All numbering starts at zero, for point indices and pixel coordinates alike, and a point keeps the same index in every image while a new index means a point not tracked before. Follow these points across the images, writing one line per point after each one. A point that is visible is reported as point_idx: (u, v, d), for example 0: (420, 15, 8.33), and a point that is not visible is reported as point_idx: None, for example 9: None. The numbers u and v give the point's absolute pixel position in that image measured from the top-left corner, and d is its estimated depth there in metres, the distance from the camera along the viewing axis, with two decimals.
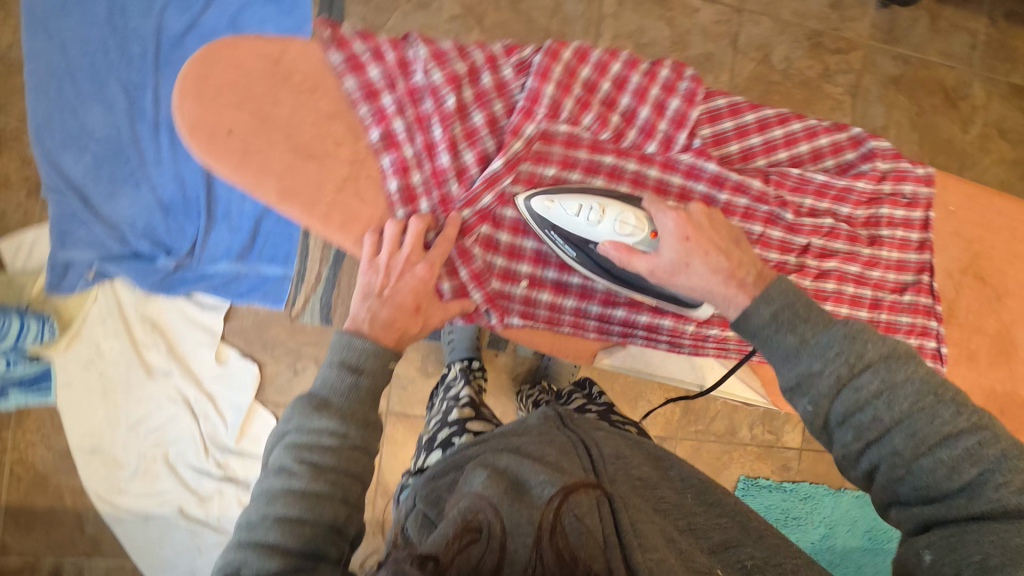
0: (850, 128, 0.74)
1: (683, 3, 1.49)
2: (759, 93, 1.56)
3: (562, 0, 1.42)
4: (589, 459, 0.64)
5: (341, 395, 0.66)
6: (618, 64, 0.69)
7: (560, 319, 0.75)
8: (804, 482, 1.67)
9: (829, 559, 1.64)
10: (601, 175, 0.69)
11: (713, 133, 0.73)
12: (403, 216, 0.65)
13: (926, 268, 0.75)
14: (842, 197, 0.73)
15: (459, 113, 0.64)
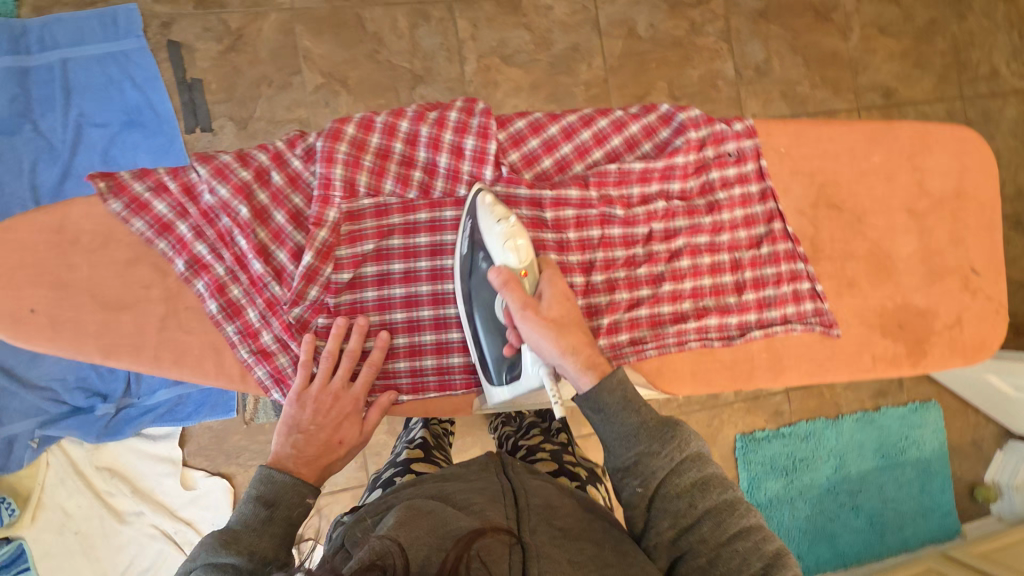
0: (656, 109, 0.80)
1: (535, 5, 1.51)
2: (637, 67, 1.57)
3: (418, 39, 1.44)
4: (515, 508, 0.64)
5: (251, 529, 0.65)
6: (405, 122, 0.77)
7: (425, 382, 0.78)
8: (801, 421, 1.67)
9: (848, 487, 1.68)
10: (422, 232, 0.78)
11: (521, 155, 0.79)
12: (234, 331, 0.73)
13: (753, 218, 0.82)
14: (668, 175, 0.80)
15: (257, 219, 0.73)
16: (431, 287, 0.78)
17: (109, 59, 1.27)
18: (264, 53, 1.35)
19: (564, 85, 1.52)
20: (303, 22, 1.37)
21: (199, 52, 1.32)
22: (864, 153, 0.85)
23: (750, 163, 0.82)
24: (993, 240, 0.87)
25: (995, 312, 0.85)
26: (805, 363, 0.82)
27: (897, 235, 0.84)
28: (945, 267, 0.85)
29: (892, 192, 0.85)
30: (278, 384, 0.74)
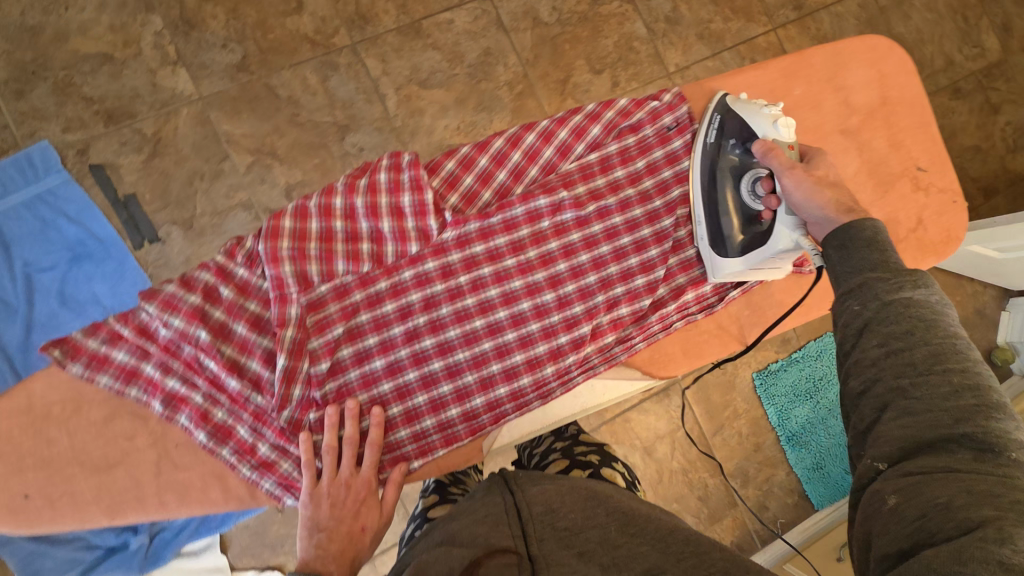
0: (579, 112, 0.81)
1: (436, 22, 1.50)
2: (553, 51, 1.57)
3: (333, 90, 1.43)
4: (519, 524, 0.67)
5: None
6: (338, 197, 0.75)
7: (429, 441, 0.79)
8: (811, 342, 1.66)
9: None
10: (385, 300, 0.77)
11: (460, 195, 0.80)
12: (231, 452, 0.74)
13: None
14: (608, 165, 0.84)
15: (219, 339, 0.72)
16: (410, 348, 0.79)
17: (38, 202, 1.25)
18: (188, 149, 1.34)
19: (488, 91, 1.52)
20: (217, 108, 1.36)
21: (124, 168, 1.31)
22: (784, 89, 0.85)
23: (679, 138, 0.85)
24: (930, 133, 0.88)
25: (952, 202, 0.87)
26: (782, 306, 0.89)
27: (839, 157, 0.85)
28: (893, 174, 0.86)
29: (823, 117, 0.86)
30: (287, 490, 0.75)
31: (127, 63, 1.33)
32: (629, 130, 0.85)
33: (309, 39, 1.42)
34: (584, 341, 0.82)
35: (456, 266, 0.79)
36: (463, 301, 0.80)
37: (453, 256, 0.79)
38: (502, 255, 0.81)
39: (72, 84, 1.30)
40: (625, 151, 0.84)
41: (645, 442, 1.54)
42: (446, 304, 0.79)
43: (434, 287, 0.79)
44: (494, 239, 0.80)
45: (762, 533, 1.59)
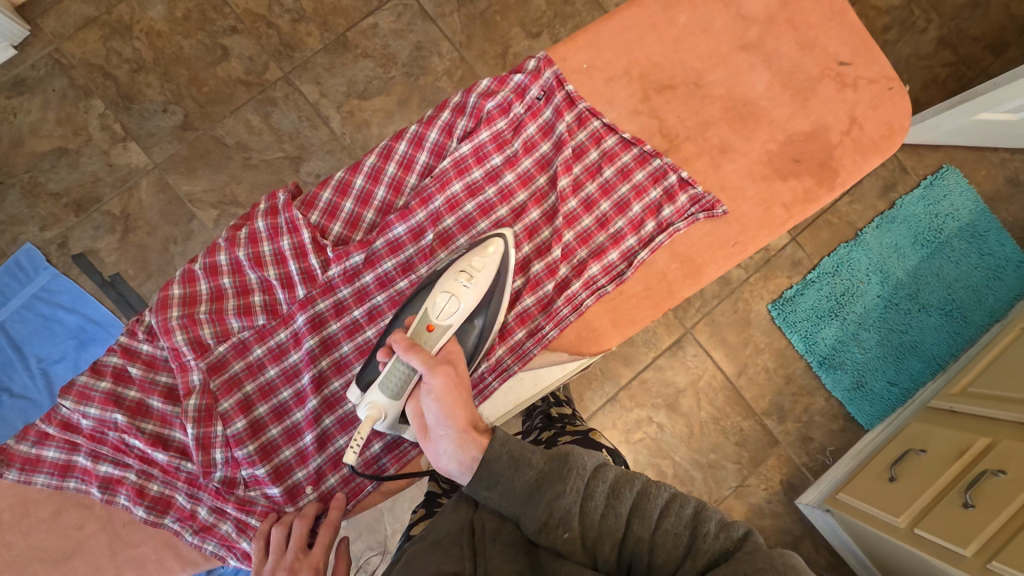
0: (443, 107, 0.78)
1: (360, 29, 1.47)
2: (486, 26, 1.51)
3: (276, 125, 1.43)
4: (470, 545, 0.60)
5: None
6: (222, 254, 0.76)
7: (361, 479, 0.78)
8: (824, 259, 1.57)
9: (905, 292, 1.57)
10: (287, 348, 0.77)
11: (343, 223, 0.78)
12: (173, 522, 0.74)
13: (580, 148, 0.81)
14: (484, 154, 0.78)
15: (138, 417, 0.73)
16: (320, 394, 0.77)
17: (35, 300, 1.32)
18: (157, 218, 1.38)
19: (429, 85, 1.48)
20: (173, 172, 1.39)
21: (103, 251, 1.36)
22: (669, 19, 0.83)
23: (549, 107, 0.81)
24: (846, 23, 0.83)
25: (888, 89, 0.82)
26: (720, 249, 0.80)
27: (747, 74, 0.83)
28: (813, 77, 0.82)
29: (717, 39, 0.83)
30: (230, 551, 0.75)
31: (81, 152, 1.37)
32: (499, 111, 0.78)
33: (242, 81, 1.43)
34: (506, 331, 0.79)
35: (348, 300, 0.77)
36: (363, 334, 0.78)
37: (343, 291, 0.77)
38: (393, 278, 0.78)
39: (38, 184, 1.36)
40: (500, 135, 0.79)
41: (668, 399, 1.50)
42: (346, 341, 0.78)
43: (330, 326, 0.77)
44: (382, 264, 0.77)
45: (811, 465, 1.52)
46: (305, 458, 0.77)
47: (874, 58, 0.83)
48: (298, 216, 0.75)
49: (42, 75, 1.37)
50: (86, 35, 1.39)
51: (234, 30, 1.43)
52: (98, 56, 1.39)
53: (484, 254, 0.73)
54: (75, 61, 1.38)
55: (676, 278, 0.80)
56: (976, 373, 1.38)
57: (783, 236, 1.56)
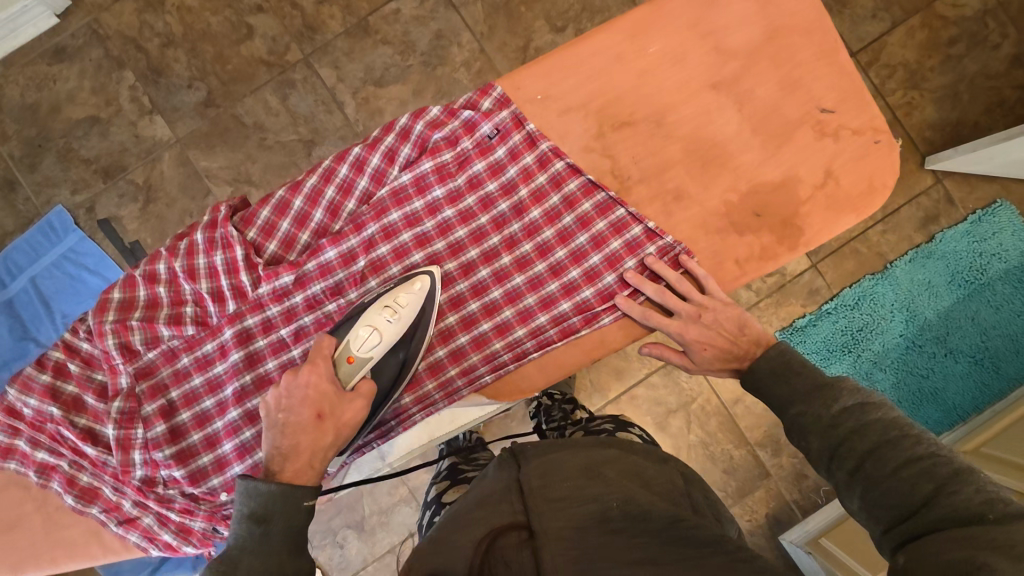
0: (386, 136, 0.80)
1: (382, 14, 1.45)
2: (510, 17, 1.46)
3: (294, 107, 1.45)
4: (522, 497, 0.70)
5: (249, 550, 0.68)
6: (161, 263, 0.78)
7: None
8: (846, 289, 1.47)
9: (931, 334, 1.45)
10: (215, 360, 0.80)
11: (279, 242, 0.79)
12: (99, 511, 0.79)
13: (540, 191, 0.82)
14: (423, 185, 0.80)
15: (73, 411, 0.78)
16: (243, 408, 0.80)
17: (64, 259, 1.41)
18: (176, 190, 1.44)
19: (446, 76, 1.46)
20: (193, 147, 1.44)
21: (126, 218, 1.44)
22: (636, 49, 0.82)
23: (501, 146, 0.82)
24: (835, 66, 0.82)
25: (875, 142, 0.81)
26: (662, 301, 0.81)
27: (715, 115, 0.82)
28: (790, 122, 0.82)
29: (687, 74, 0.82)
30: (151, 542, 0.79)
31: (111, 121, 1.44)
32: (445, 143, 0.80)
33: (264, 61, 1.45)
34: (440, 363, 0.82)
35: (277, 319, 0.79)
36: (289, 353, 0.80)
37: (273, 310, 0.79)
38: (322, 301, 0.80)
39: (72, 150, 1.44)
40: (443, 168, 0.81)
41: (656, 418, 1.47)
42: (271, 358, 0.80)
43: (257, 342, 0.80)
44: (312, 286, 0.79)
45: (802, 503, 1.46)
46: (223, 467, 0.79)
47: (861, 106, 0.82)
48: (232, 233, 0.77)
49: (81, 44, 1.44)
50: (122, 7, 1.45)
51: (259, 9, 1.45)
52: (132, 28, 1.45)
53: (408, 292, 0.76)
54: (111, 32, 1.44)
55: (610, 331, 0.81)
56: (998, 430, 1.30)
57: (801, 262, 1.48)
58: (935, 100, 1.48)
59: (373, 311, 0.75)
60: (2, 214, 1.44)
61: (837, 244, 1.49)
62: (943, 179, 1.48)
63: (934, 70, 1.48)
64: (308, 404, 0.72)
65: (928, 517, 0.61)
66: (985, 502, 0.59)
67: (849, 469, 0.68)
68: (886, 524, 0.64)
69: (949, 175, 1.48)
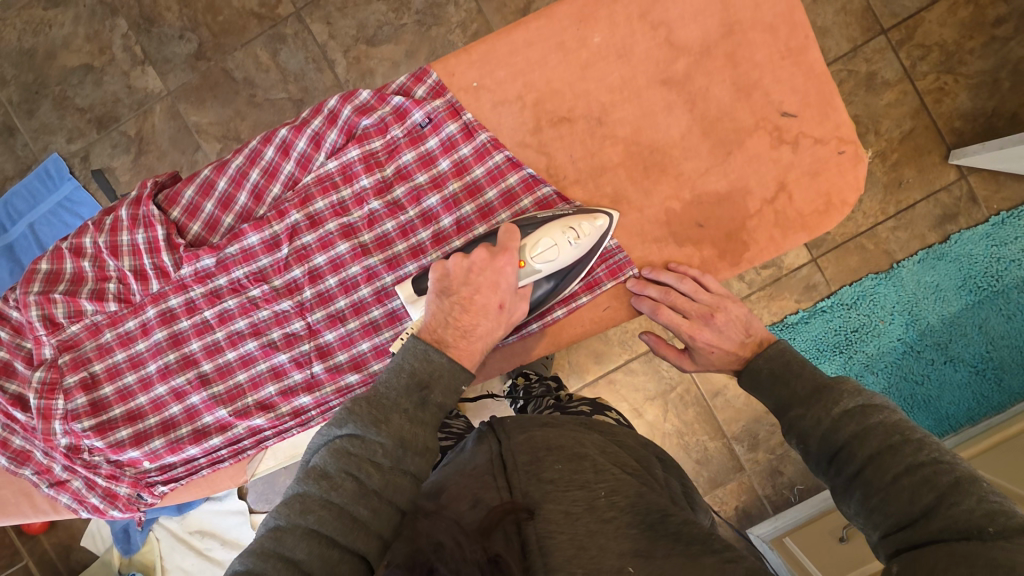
0: (313, 121, 0.80)
1: None
2: None
3: (284, 65, 1.41)
4: (504, 474, 0.64)
5: (403, 410, 0.65)
6: (87, 237, 0.81)
7: (197, 464, 0.85)
8: (844, 287, 1.40)
9: (932, 340, 1.37)
10: (138, 336, 0.83)
11: (203, 223, 0.81)
12: (31, 472, 0.84)
13: (475, 185, 0.80)
14: (350, 174, 0.80)
15: (5, 375, 0.82)
16: (167, 384, 0.83)
17: (60, 207, 1.43)
18: (166, 144, 1.44)
19: (440, 38, 1.40)
20: (184, 100, 1.43)
21: (119, 169, 1.45)
22: (580, 38, 0.79)
23: (433, 136, 0.80)
24: (801, 66, 0.77)
25: (837, 154, 0.77)
26: (591, 312, 0.81)
27: (661, 115, 0.79)
28: (742, 129, 0.78)
29: (635, 69, 0.79)
30: (80, 504, 0.84)
31: (105, 70, 1.44)
32: (374, 131, 0.80)
33: (255, 14, 1.41)
34: (364, 359, 0.81)
35: (199, 301, 0.82)
36: (212, 335, 0.82)
37: (195, 291, 0.82)
38: (245, 286, 0.81)
39: (67, 98, 1.45)
40: (371, 156, 0.80)
41: (633, 404, 1.45)
42: (194, 339, 0.82)
43: (181, 323, 0.82)
44: (234, 271, 0.81)
45: (774, 499, 1.43)
46: (141, 441, 0.83)
47: (824, 114, 0.77)
48: (154, 212, 0.79)
49: None
50: None
51: None
52: None
53: (592, 224, 0.74)
54: None
55: (533, 340, 0.82)
56: (988, 445, 1.24)
57: (800, 255, 1.40)
58: (970, 87, 1.36)
59: (555, 227, 0.73)
60: (3, 158, 1.46)
61: (840, 239, 1.40)
62: (968, 175, 1.37)
63: (974, 53, 1.35)
64: (495, 293, 0.73)
65: (931, 528, 0.54)
66: (986, 515, 0.51)
67: (849, 474, 0.61)
68: (883, 532, 0.57)
69: (975, 170, 1.37)
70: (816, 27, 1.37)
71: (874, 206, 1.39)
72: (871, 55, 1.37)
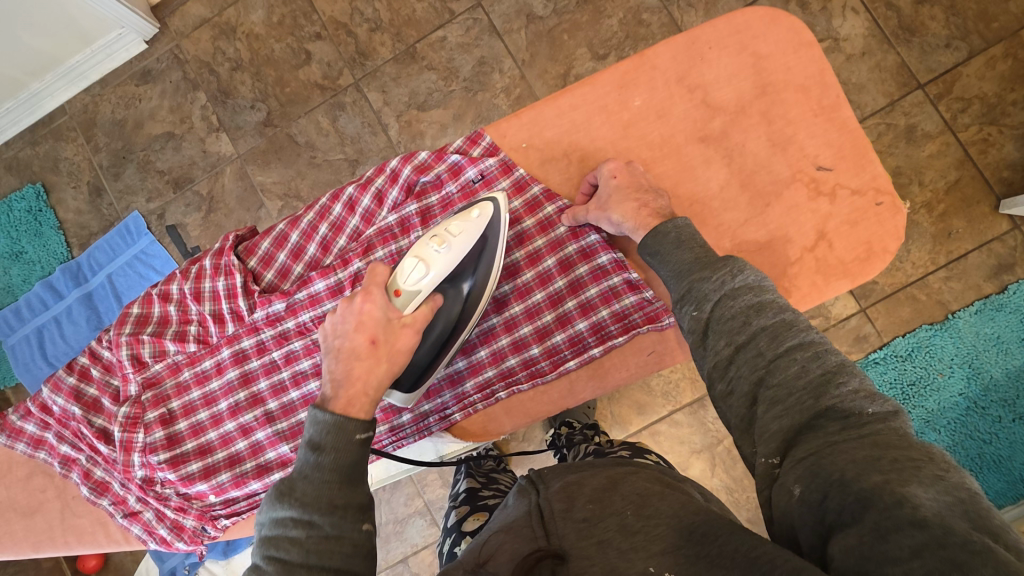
0: (377, 179, 0.88)
1: (428, 42, 1.52)
2: (550, 45, 1.49)
3: (341, 129, 1.53)
4: (542, 525, 0.64)
5: (303, 477, 0.64)
6: (174, 284, 0.89)
7: (259, 498, 0.87)
8: (897, 339, 1.35)
9: (998, 396, 1.31)
10: (212, 375, 0.88)
11: (275, 272, 0.88)
12: (107, 503, 0.88)
13: (526, 233, 0.86)
14: (408, 225, 0.86)
15: (91, 410, 0.88)
16: (236, 421, 0.87)
17: (135, 260, 1.55)
18: (234, 202, 1.56)
19: (485, 102, 1.50)
20: (252, 163, 1.56)
21: (190, 225, 1.58)
22: (623, 102, 0.86)
23: (484, 190, 0.87)
24: (834, 122, 0.82)
25: (876, 204, 0.81)
26: (635, 356, 0.84)
27: (700, 169, 0.84)
28: (780, 181, 0.82)
29: (674, 128, 0.85)
30: (149, 536, 0.87)
31: (184, 137, 1.59)
32: (431, 186, 0.87)
33: (319, 85, 1.55)
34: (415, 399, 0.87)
35: (268, 343, 0.87)
36: (279, 375, 0.87)
37: (266, 333, 0.87)
38: (310, 328, 0.86)
39: (150, 162, 1.60)
40: (427, 210, 0.87)
41: (679, 457, 1.42)
42: (263, 378, 0.87)
43: (251, 363, 0.87)
44: (301, 314, 0.86)
45: None
46: (209, 474, 0.86)
47: (860, 165, 0.82)
48: (234, 261, 0.86)
49: (164, 67, 1.61)
50: (200, 35, 1.60)
51: (318, 37, 1.56)
52: (207, 54, 1.59)
53: (463, 222, 0.78)
54: (189, 57, 1.60)
55: (580, 385, 0.85)
56: None
57: (848, 305, 1.38)
58: (1017, 138, 1.35)
59: (421, 242, 0.77)
60: (90, 217, 1.61)
61: (891, 289, 1.37)
62: (1022, 225, 1.34)
63: (1018, 104, 1.35)
64: (372, 324, 0.73)
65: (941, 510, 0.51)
66: None
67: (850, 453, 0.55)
68: None
69: None
70: (851, 84, 1.41)
71: (924, 255, 1.36)
72: (909, 109, 1.38)
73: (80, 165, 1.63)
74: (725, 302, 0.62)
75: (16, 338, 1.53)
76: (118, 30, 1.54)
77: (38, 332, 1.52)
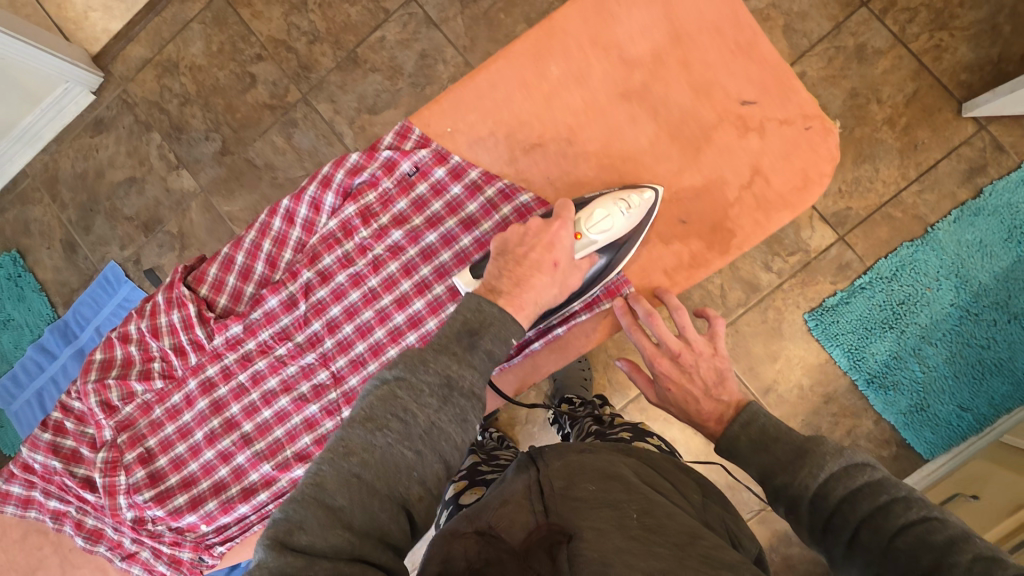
0: (311, 189, 0.89)
1: (369, 45, 1.51)
2: (490, 27, 1.47)
3: (298, 146, 1.53)
4: (542, 498, 0.63)
5: (458, 352, 0.68)
6: (132, 324, 0.89)
7: (248, 520, 0.88)
8: (879, 259, 1.34)
9: (990, 299, 1.29)
10: (184, 408, 0.90)
11: (228, 296, 0.90)
12: (104, 548, 0.89)
13: (470, 219, 0.87)
14: (349, 228, 0.89)
15: (71, 463, 0.89)
16: (215, 448, 0.89)
17: (120, 308, 1.57)
18: (204, 234, 1.57)
19: (435, 94, 1.49)
20: (215, 194, 1.57)
21: (167, 265, 1.59)
22: (540, 73, 0.86)
23: (422, 182, 0.89)
24: (753, 59, 0.82)
25: (806, 130, 0.81)
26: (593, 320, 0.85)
27: (627, 127, 0.85)
28: (707, 127, 0.83)
29: (594, 91, 0.85)
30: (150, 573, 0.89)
31: (146, 179, 1.60)
32: (367, 186, 0.89)
33: (268, 105, 1.55)
34: None
35: (233, 366, 0.89)
36: (248, 396, 0.89)
37: (229, 357, 0.89)
38: (271, 346, 0.88)
39: (117, 209, 1.61)
40: (366, 210, 0.89)
41: None
42: (233, 403, 0.89)
43: (219, 389, 0.89)
44: (260, 333, 0.88)
45: None
46: (196, 505, 0.87)
47: (784, 97, 0.82)
48: (185, 292, 0.87)
49: (114, 114, 1.62)
50: (144, 76, 1.60)
51: (260, 57, 1.56)
52: (154, 93, 1.60)
53: (641, 196, 0.80)
54: (137, 99, 1.61)
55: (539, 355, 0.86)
56: None
57: (825, 235, 1.36)
58: (969, 38, 1.33)
59: (608, 200, 0.79)
60: (68, 273, 1.63)
61: (865, 212, 1.36)
62: (987, 125, 1.32)
63: (964, 5, 1.33)
64: (549, 253, 0.77)
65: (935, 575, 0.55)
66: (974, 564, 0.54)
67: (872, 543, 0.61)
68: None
69: (994, 120, 1.32)
70: (793, 13, 1.39)
71: (892, 172, 1.35)
72: (856, 28, 1.36)
73: (50, 224, 1.64)
74: (811, 468, 0.67)
75: (18, 404, 1.53)
76: (62, 85, 1.54)
77: (37, 395, 1.53)
